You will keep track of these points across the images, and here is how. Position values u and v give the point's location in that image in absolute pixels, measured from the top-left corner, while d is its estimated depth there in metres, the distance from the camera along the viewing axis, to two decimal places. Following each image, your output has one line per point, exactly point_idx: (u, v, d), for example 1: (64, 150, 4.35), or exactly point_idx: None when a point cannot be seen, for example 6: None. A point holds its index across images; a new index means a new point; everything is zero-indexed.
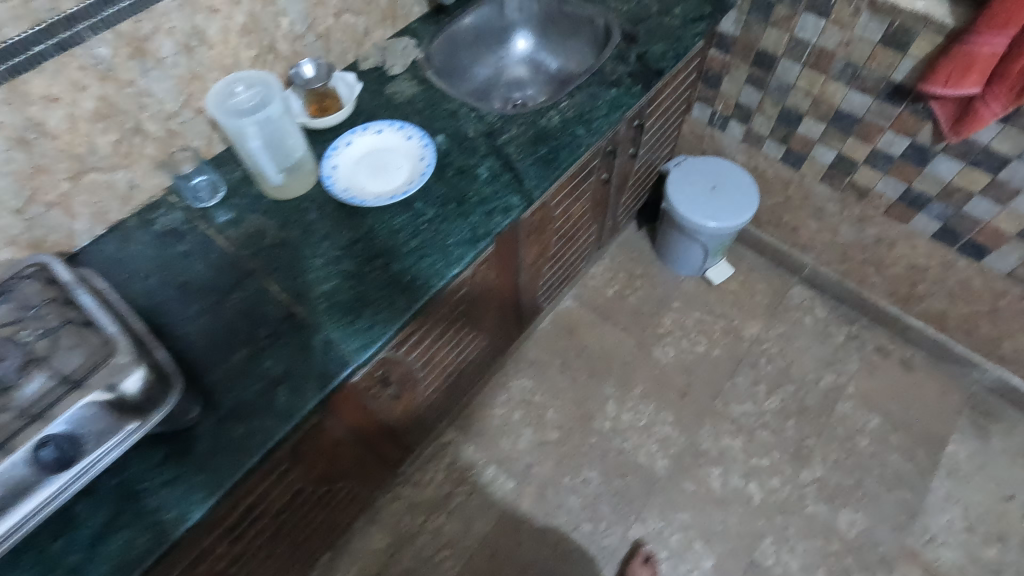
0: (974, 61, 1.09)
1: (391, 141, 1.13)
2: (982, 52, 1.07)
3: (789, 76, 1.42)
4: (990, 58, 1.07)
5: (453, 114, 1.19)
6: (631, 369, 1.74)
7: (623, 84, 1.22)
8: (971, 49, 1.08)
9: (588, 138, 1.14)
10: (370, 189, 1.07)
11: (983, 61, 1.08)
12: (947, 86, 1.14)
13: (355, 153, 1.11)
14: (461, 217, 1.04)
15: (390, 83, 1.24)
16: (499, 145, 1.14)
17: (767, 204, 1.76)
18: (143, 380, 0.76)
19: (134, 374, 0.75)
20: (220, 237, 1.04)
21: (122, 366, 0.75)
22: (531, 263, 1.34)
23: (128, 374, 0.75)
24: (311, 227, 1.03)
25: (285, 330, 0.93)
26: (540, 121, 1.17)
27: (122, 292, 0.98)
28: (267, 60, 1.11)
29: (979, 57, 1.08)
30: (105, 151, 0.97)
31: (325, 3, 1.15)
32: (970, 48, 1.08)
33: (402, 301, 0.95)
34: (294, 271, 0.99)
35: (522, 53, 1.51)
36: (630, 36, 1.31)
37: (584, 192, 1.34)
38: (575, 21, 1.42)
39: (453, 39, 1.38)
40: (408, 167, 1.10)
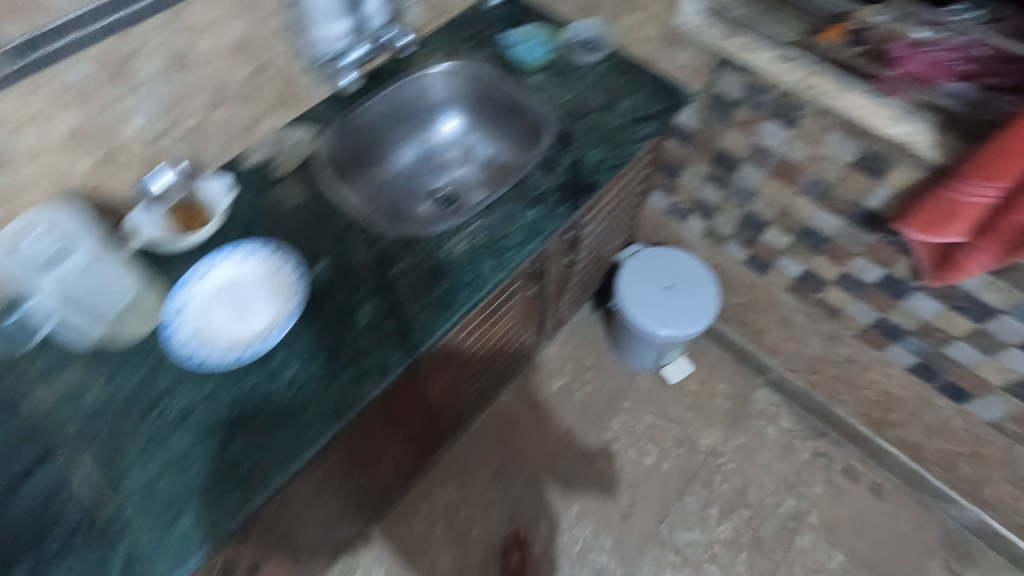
0: (958, 209, 0.90)
1: (257, 273, 0.94)
2: (967, 202, 0.88)
3: (752, 182, 1.23)
4: (977, 208, 0.89)
5: (341, 233, 1.01)
6: (572, 480, 1.56)
7: (546, 203, 1.04)
8: (954, 196, 0.89)
9: (496, 275, 0.96)
10: (221, 340, 0.88)
11: (969, 211, 0.89)
12: (927, 230, 0.95)
13: (212, 289, 0.92)
14: (327, 379, 0.86)
15: (276, 186, 1.06)
16: (389, 278, 0.96)
17: (731, 302, 1.58)
18: None
19: None
20: (32, 391, 0.85)
21: None
22: (441, 391, 1.16)
23: None
24: (142, 387, 0.85)
25: (84, 536, 0.75)
26: (442, 249, 0.98)
27: None
28: (113, 167, 0.93)
29: (963, 206, 0.89)
30: None
31: (190, 98, 0.96)
32: (953, 194, 0.89)
33: (233, 499, 0.77)
34: (111, 447, 0.81)
35: (454, 136, 1.31)
36: (564, 137, 1.12)
37: (506, 313, 1.16)
38: (510, 106, 1.23)
39: (363, 123, 1.18)
40: (272, 310, 0.91)
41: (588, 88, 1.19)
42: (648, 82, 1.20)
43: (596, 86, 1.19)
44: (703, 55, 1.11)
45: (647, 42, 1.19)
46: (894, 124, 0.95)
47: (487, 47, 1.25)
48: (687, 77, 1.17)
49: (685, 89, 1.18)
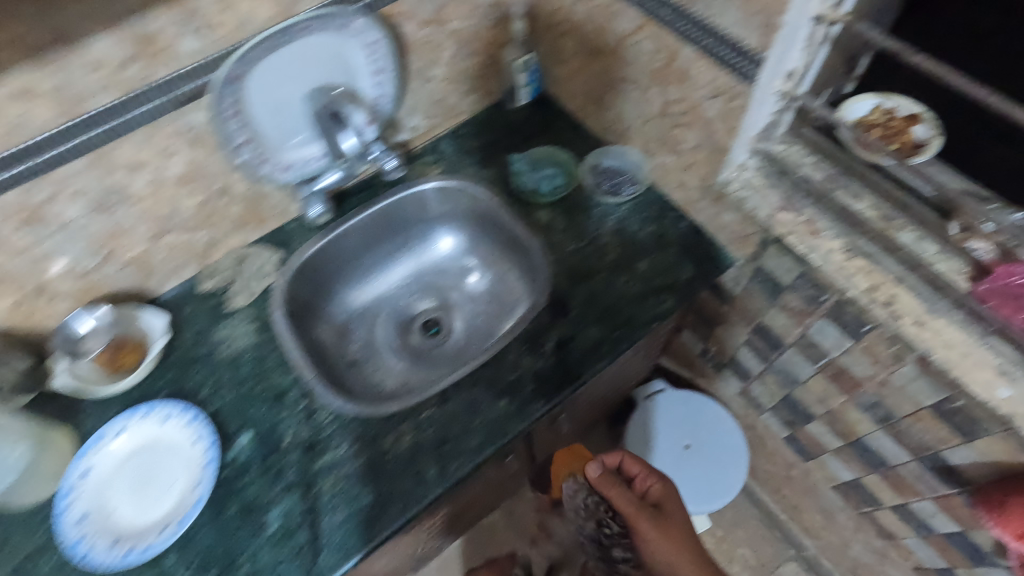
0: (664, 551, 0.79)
1: (174, 435, 0.84)
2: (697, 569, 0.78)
3: (798, 370, 0.98)
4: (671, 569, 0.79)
5: (279, 398, 0.87)
6: None
7: (519, 395, 0.85)
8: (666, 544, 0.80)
9: (436, 490, 0.79)
10: (109, 527, 0.77)
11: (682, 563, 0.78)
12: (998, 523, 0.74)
13: (125, 451, 0.83)
14: None
15: (223, 323, 0.94)
16: (313, 473, 0.81)
17: (764, 467, 1.32)
18: None
19: None
20: None
21: None
22: (387, 564, 1.03)
23: None
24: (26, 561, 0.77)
25: None
26: (384, 440, 0.83)
27: None
28: (39, 303, 0.84)
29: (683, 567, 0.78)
30: None
31: (130, 230, 0.86)
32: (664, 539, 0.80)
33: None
34: None
35: (449, 254, 1.15)
36: (560, 301, 0.92)
37: (471, 489, 0.99)
38: (513, 236, 1.05)
39: (340, 244, 1.04)
40: (177, 492, 0.80)
41: (602, 236, 0.98)
42: (680, 235, 0.98)
43: (613, 234, 0.99)
44: (749, 224, 0.88)
45: (683, 188, 0.96)
46: (1001, 384, 0.69)
47: (495, 165, 1.08)
48: (728, 239, 0.94)
49: (725, 252, 0.95)
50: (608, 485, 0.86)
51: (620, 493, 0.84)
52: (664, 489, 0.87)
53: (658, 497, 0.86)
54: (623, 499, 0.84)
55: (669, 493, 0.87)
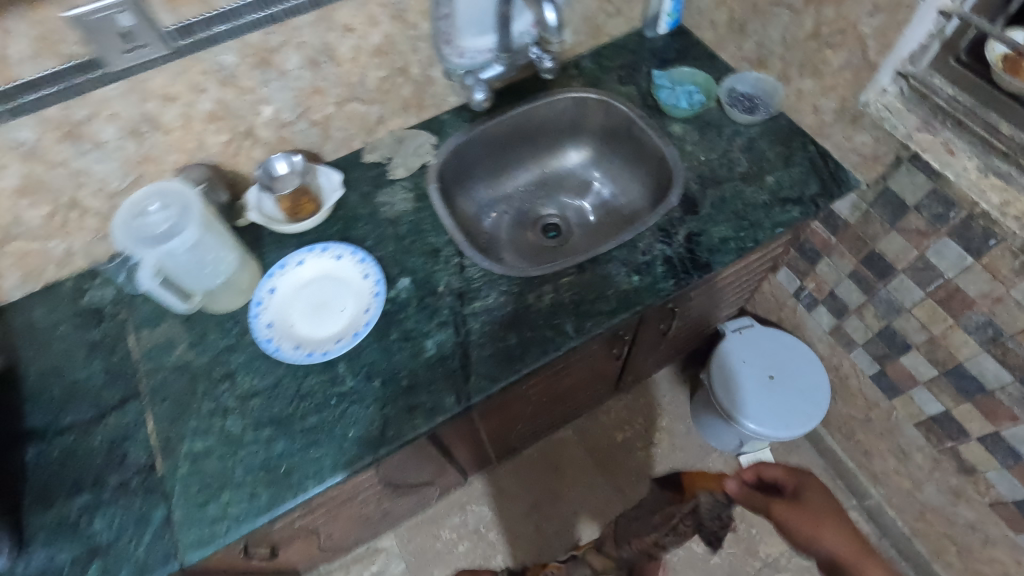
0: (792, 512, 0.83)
1: (345, 271, 0.96)
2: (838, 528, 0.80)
3: (904, 297, 1.04)
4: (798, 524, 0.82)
5: (433, 254, 0.99)
6: None
7: (650, 274, 0.94)
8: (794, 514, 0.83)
9: (573, 341, 0.89)
10: (291, 336, 0.90)
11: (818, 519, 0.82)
12: None
13: (301, 279, 0.96)
14: (376, 404, 0.85)
15: (385, 190, 1.06)
16: (464, 316, 0.92)
17: (841, 410, 1.38)
18: None
19: None
20: (133, 335, 0.94)
21: None
22: (492, 429, 1.15)
23: None
24: (222, 355, 0.91)
25: (136, 487, 0.81)
26: (526, 297, 0.93)
27: (22, 369, 0.92)
28: (243, 145, 0.97)
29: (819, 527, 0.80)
30: (35, 223, 0.89)
31: (325, 91, 0.98)
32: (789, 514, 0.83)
33: (262, 501, 0.79)
34: (177, 412, 0.87)
35: (575, 166, 1.25)
36: (690, 200, 1.01)
37: (580, 368, 1.10)
38: (643, 150, 1.14)
39: (485, 139, 1.15)
40: (348, 316, 0.92)
41: (732, 151, 1.06)
42: (807, 158, 1.05)
43: (743, 151, 1.06)
44: (883, 144, 0.94)
45: (817, 113, 1.03)
46: None
47: (633, 83, 1.17)
48: (856, 162, 1.00)
49: (850, 176, 1.02)
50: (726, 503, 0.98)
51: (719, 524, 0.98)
52: (806, 481, 0.87)
53: (800, 488, 0.87)
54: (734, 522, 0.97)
55: (805, 482, 0.87)
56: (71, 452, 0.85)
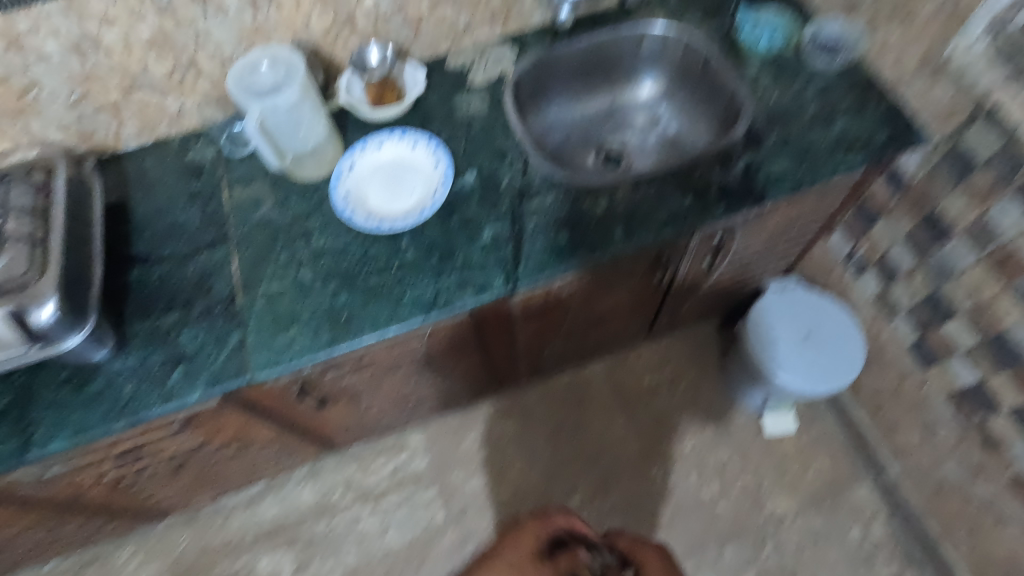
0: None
1: (417, 159, 1.04)
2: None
3: (956, 261, 1.05)
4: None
5: (500, 155, 1.05)
6: (618, 473, 1.54)
7: (704, 197, 0.98)
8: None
9: (621, 246, 0.95)
10: (365, 207, 1.00)
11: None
12: None
13: (377, 161, 1.04)
14: (433, 275, 0.94)
15: (463, 93, 1.13)
16: (522, 211, 0.99)
17: (873, 381, 1.39)
18: (77, 342, 0.84)
19: (73, 337, 0.83)
20: (226, 190, 1.05)
21: (66, 328, 0.83)
22: (529, 336, 1.22)
23: (67, 336, 0.83)
24: (301, 216, 1.01)
25: (219, 312, 0.92)
26: (582, 203, 0.99)
27: (131, 205, 1.05)
28: (341, 32, 1.06)
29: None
30: (158, 76, 1.01)
31: None
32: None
33: (324, 339, 0.90)
34: (258, 257, 0.97)
35: (645, 99, 1.29)
36: (755, 136, 1.04)
37: (622, 288, 1.15)
38: (715, 87, 1.17)
39: (563, 59, 1.20)
40: (417, 197, 1.01)
41: (804, 95, 1.08)
42: (881, 110, 1.05)
43: (816, 96, 1.07)
44: (961, 98, 0.94)
45: (898, 64, 1.02)
46: None
47: (716, 22, 1.19)
48: (930, 117, 1.00)
49: (921, 131, 1.02)
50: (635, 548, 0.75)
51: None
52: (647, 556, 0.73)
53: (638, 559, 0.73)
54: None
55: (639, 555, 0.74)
56: (166, 277, 0.97)
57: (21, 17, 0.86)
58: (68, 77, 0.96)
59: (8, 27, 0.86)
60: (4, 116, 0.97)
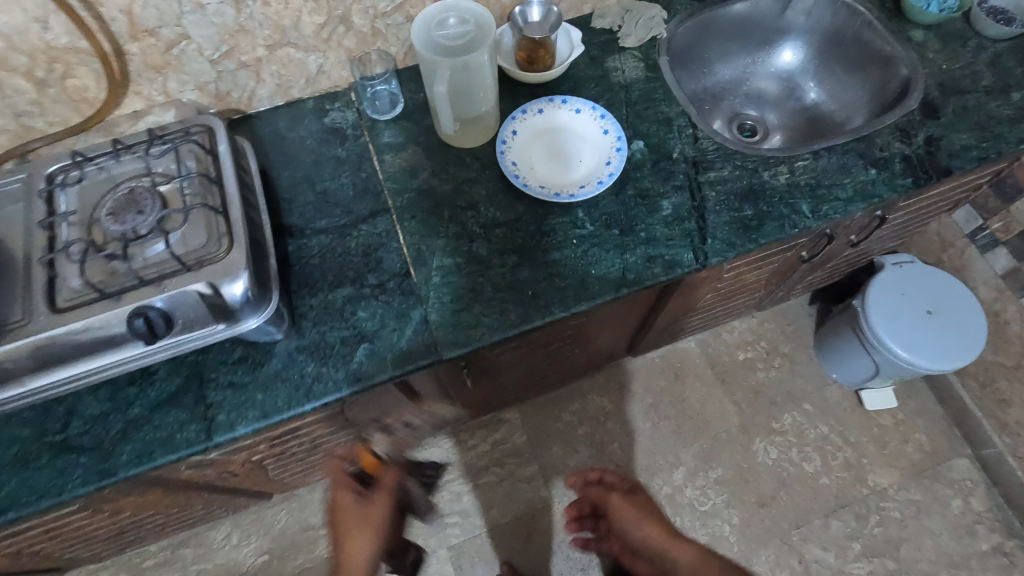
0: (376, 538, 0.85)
1: (580, 125, 0.98)
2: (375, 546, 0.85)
3: None
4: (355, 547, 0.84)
5: (666, 123, 1.00)
6: (721, 446, 1.55)
7: (889, 169, 0.94)
8: (357, 528, 0.84)
9: (810, 221, 0.91)
10: (533, 177, 0.94)
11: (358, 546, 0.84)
12: None
13: (536, 127, 0.99)
14: (617, 250, 0.90)
15: (615, 56, 1.07)
16: (699, 183, 0.94)
17: (987, 356, 1.39)
18: (261, 320, 0.78)
19: (257, 314, 0.78)
20: (375, 157, 0.99)
21: (251, 304, 0.77)
22: (666, 311, 1.19)
23: (252, 313, 0.77)
24: (464, 185, 0.95)
25: (394, 288, 0.88)
26: (762, 174, 0.95)
27: (273, 172, 0.98)
28: None
29: (338, 516, 0.87)
30: (308, 31, 0.93)
31: None
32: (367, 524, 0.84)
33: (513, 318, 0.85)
34: (425, 229, 0.92)
35: (782, 67, 1.24)
36: (932, 105, 1.00)
37: (770, 262, 1.12)
38: (868, 53, 1.12)
39: (709, 22, 1.15)
40: (586, 167, 0.96)
41: (977, 64, 1.03)
42: None
43: (988, 65, 1.03)
44: None
45: None
46: None
47: None
48: None
49: None
50: (607, 494, 1.01)
51: (653, 526, 0.96)
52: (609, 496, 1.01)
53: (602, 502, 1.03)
54: (651, 536, 0.95)
55: (608, 499, 1.01)
56: (329, 250, 0.91)
57: None
58: (218, 30, 0.87)
59: None
60: (144, 72, 0.89)
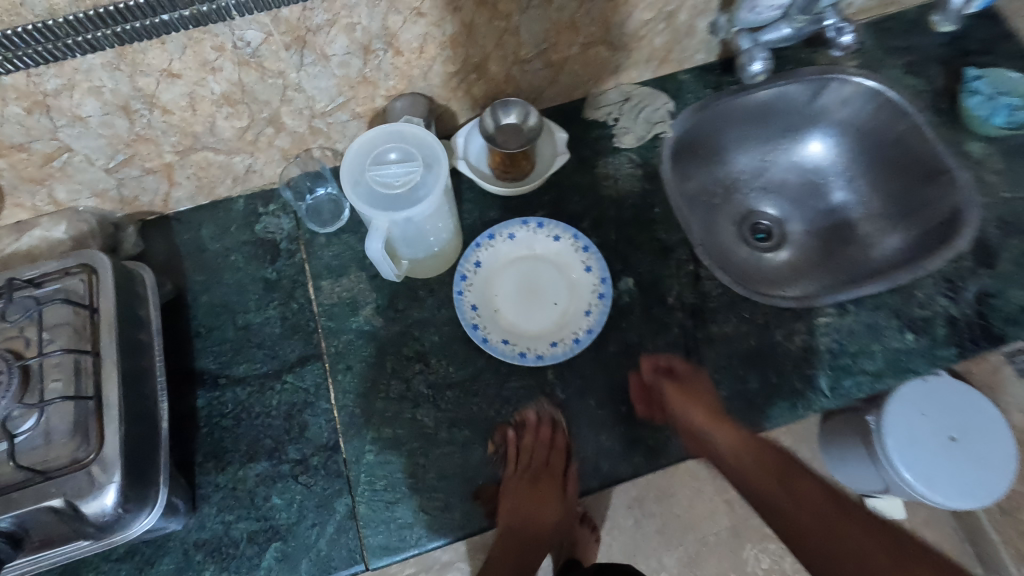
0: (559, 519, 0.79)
1: (558, 257, 0.82)
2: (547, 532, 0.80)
3: None
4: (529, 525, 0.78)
5: (663, 254, 0.83)
6: (708, 551, 1.26)
7: (929, 335, 0.78)
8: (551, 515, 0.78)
9: (827, 401, 0.75)
10: (496, 326, 0.78)
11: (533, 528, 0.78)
12: None
13: (504, 257, 0.82)
14: (591, 429, 0.74)
15: (608, 159, 0.89)
16: (697, 341, 0.78)
17: None
18: (144, 526, 0.65)
19: (139, 523, 0.64)
20: (310, 283, 0.82)
21: (130, 514, 0.63)
22: None
23: (131, 522, 0.64)
24: (413, 329, 0.79)
25: (318, 466, 0.73)
26: (774, 333, 0.78)
27: (188, 296, 0.82)
28: (467, 80, 0.80)
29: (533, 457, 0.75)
30: (227, 135, 0.75)
31: (579, 28, 0.78)
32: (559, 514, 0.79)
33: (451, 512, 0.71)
34: (362, 386, 0.77)
35: (807, 160, 1.03)
36: (988, 250, 0.83)
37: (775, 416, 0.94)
38: (916, 160, 0.92)
39: (723, 110, 0.95)
40: (561, 314, 0.79)
41: None
42: None
43: None
44: None
45: None
46: None
47: (925, 76, 0.94)
48: None
49: None
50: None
51: None
52: None
53: None
54: None
55: None
56: (245, 408, 0.76)
57: (49, 75, 0.60)
58: (108, 141, 0.70)
59: (32, 87, 0.60)
60: (22, 185, 0.72)
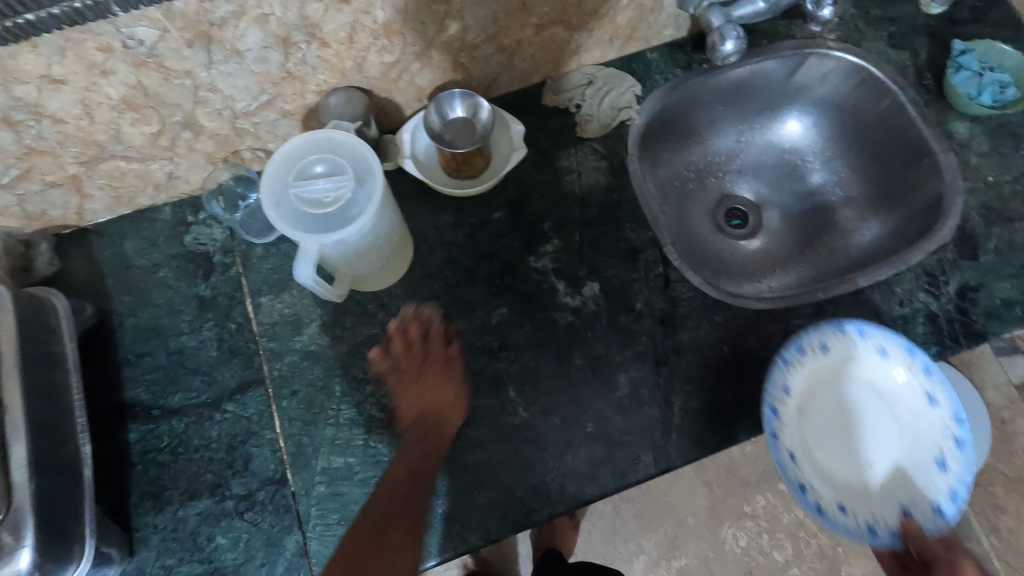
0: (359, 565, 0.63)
1: (922, 428, 0.71)
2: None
3: None
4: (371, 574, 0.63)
5: (631, 256, 0.77)
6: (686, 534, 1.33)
7: (909, 334, 0.74)
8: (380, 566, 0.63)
9: None
10: (792, 433, 0.72)
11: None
12: None
13: (852, 404, 0.75)
14: (557, 450, 0.70)
15: (570, 151, 0.81)
16: (668, 350, 0.73)
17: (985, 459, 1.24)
18: None
19: None
20: (248, 300, 0.75)
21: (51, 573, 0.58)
22: None
23: None
24: (362, 348, 0.73)
25: (264, 502, 0.68)
26: (748, 338, 0.74)
27: (113, 319, 0.75)
28: (409, 69, 0.71)
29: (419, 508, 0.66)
30: (138, 142, 0.67)
31: (531, 8, 0.70)
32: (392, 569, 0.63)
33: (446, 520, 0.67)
34: (309, 412, 0.71)
35: (784, 140, 0.96)
36: (970, 240, 0.78)
37: None
38: (897, 139, 0.86)
39: (695, 90, 0.87)
40: (878, 480, 0.72)
41: None
42: None
43: None
44: None
45: None
46: None
47: (908, 49, 0.87)
48: None
49: None
50: None
51: None
52: None
53: None
54: None
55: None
56: (182, 442, 0.70)
57: None
58: None
59: None
60: None
